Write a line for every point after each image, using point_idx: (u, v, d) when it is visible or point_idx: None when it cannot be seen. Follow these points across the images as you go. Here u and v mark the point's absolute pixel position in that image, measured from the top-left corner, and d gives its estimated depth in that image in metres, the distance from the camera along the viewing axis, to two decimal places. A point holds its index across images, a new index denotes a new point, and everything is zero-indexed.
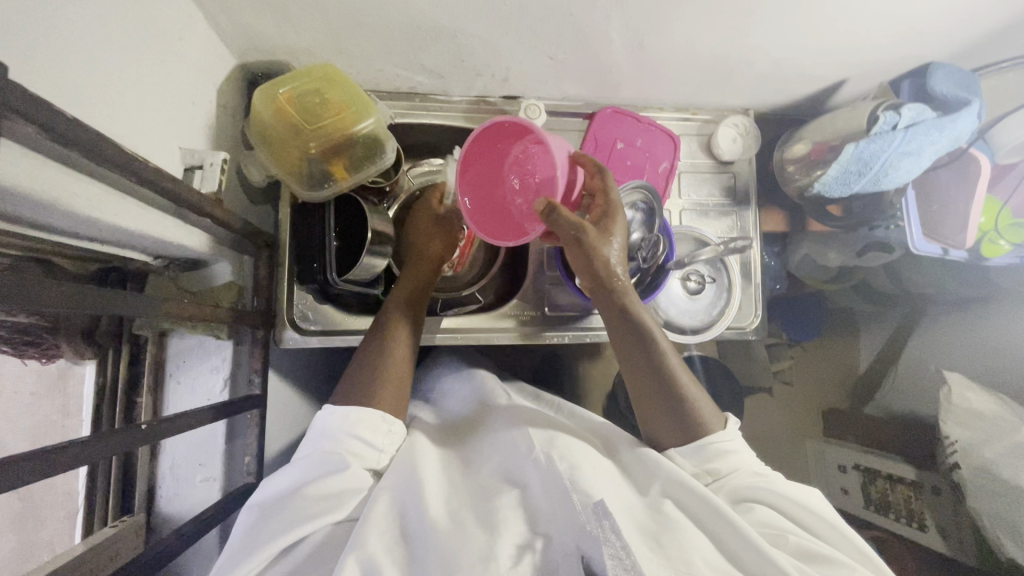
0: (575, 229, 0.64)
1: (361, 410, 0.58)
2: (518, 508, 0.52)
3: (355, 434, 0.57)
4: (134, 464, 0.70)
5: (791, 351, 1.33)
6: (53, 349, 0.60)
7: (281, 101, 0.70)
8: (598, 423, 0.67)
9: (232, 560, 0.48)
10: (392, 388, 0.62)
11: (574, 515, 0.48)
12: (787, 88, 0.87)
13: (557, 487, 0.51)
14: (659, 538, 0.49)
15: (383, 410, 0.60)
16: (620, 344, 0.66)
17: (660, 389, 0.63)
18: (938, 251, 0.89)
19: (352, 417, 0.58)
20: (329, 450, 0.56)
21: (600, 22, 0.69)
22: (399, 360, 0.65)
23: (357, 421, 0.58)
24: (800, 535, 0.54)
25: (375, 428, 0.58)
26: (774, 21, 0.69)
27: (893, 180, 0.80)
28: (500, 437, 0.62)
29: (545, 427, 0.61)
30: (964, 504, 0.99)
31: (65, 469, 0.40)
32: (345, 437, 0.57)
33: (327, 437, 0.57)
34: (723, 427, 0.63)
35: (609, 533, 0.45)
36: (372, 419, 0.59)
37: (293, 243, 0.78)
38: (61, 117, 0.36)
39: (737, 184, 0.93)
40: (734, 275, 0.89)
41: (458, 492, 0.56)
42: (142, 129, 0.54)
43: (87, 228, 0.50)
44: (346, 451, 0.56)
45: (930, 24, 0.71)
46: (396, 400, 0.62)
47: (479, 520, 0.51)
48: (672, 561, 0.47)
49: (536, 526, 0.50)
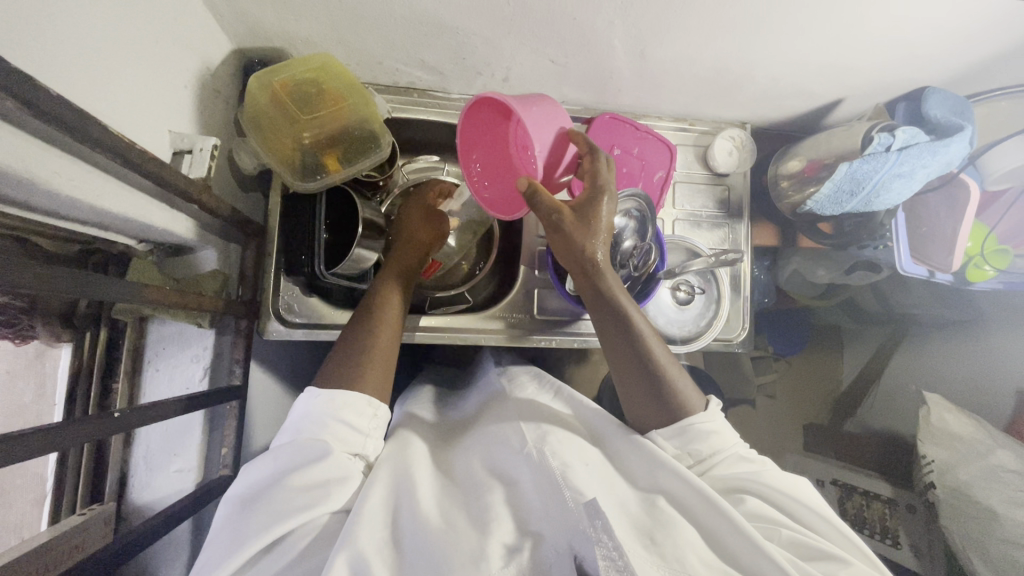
0: (554, 213, 0.65)
1: (346, 394, 0.57)
2: (510, 506, 0.52)
3: (339, 418, 0.56)
4: (107, 452, 0.68)
5: (775, 365, 1.34)
6: (28, 330, 0.58)
7: (277, 89, 0.69)
8: (593, 407, 0.66)
9: (217, 555, 0.46)
10: (379, 369, 0.61)
11: (567, 515, 0.46)
12: (784, 105, 0.88)
13: (551, 486, 0.50)
14: (654, 535, 0.49)
15: (369, 394, 0.59)
16: (601, 330, 0.66)
17: (642, 376, 0.63)
18: (924, 273, 0.90)
19: (335, 401, 0.57)
20: (311, 434, 0.55)
21: (603, 28, 0.69)
22: (386, 340, 0.64)
23: (343, 405, 0.57)
24: (792, 527, 0.54)
25: (360, 412, 0.57)
26: (774, 38, 0.70)
27: (885, 202, 0.81)
28: (495, 433, 0.62)
29: (539, 422, 0.61)
30: (938, 522, 1.01)
31: (35, 454, 0.39)
32: (328, 421, 0.56)
33: (310, 421, 0.56)
34: (704, 409, 0.63)
35: (602, 533, 0.44)
36: (358, 403, 0.57)
37: (282, 233, 0.77)
38: (45, 94, 0.35)
39: (731, 197, 0.94)
40: (723, 287, 0.90)
41: (449, 493, 0.55)
42: (131, 111, 0.52)
43: (67, 209, 0.48)
44: (330, 436, 0.55)
45: (928, 50, 0.72)
46: (382, 386, 0.61)
47: (471, 520, 0.50)
48: (666, 559, 0.46)
49: (528, 525, 0.49)
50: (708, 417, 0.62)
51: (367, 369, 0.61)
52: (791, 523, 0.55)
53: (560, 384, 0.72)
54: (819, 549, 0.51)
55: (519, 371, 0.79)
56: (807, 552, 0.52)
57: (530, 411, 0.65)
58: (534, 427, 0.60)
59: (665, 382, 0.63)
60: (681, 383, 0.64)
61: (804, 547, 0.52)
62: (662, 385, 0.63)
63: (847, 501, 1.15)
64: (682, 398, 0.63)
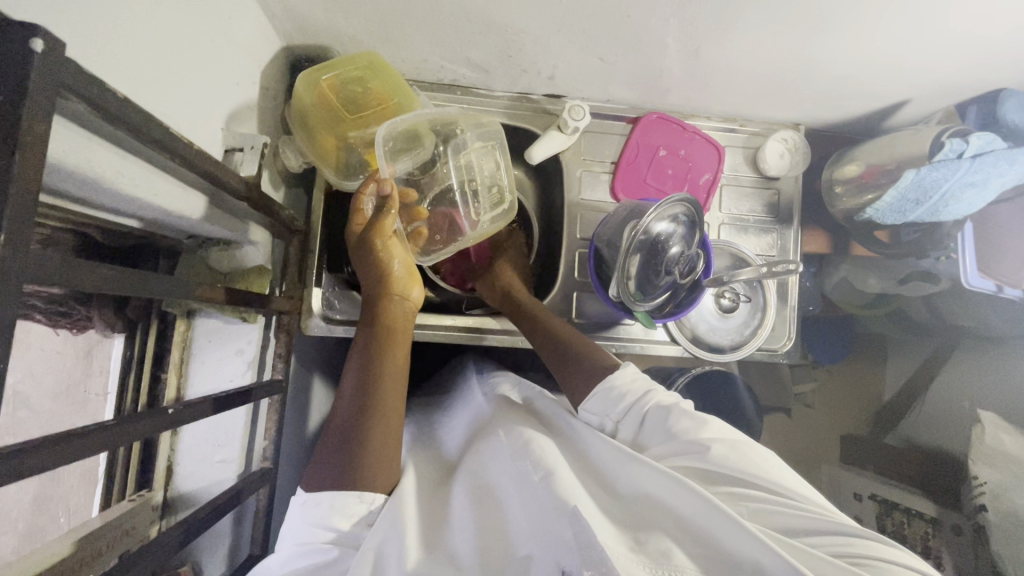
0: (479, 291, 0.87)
1: (335, 496, 0.54)
2: (497, 532, 0.51)
3: (329, 526, 0.52)
4: (155, 441, 0.70)
5: (815, 373, 1.30)
6: (84, 320, 0.61)
7: (324, 87, 0.68)
8: (553, 402, 0.69)
9: None
10: (379, 458, 0.57)
11: (554, 530, 0.46)
12: (843, 106, 0.83)
13: (536, 504, 0.50)
14: (639, 538, 0.46)
15: (363, 487, 0.55)
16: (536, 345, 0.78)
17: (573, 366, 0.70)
18: (990, 288, 0.85)
19: (322, 505, 0.53)
20: (303, 542, 0.52)
21: (658, 25, 0.66)
22: (390, 403, 0.61)
23: (330, 509, 0.53)
24: (754, 496, 0.50)
25: (354, 515, 0.53)
26: (840, 35, 0.66)
27: (953, 213, 0.76)
28: (483, 453, 0.60)
29: (522, 432, 0.60)
30: (988, 546, 0.97)
31: (89, 453, 0.38)
32: (316, 530, 0.52)
33: (302, 523, 0.53)
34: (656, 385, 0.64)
35: (585, 542, 0.43)
36: (347, 500, 0.54)
37: (325, 231, 0.79)
38: (116, 98, 0.35)
39: (781, 201, 0.91)
40: (770, 294, 0.86)
41: (433, 519, 0.55)
42: (187, 109, 0.53)
43: (124, 206, 0.49)
44: (320, 540, 0.52)
45: (1008, 48, 0.67)
46: (384, 473, 0.57)
47: (459, 553, 0.50)
48: (649, 556, 0.44)
49: (515, 551, 0.48)
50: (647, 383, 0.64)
51: (365, 466, 0.56)
52: (751, 492, 0.50)
53: (537, 393, 0.72)
54: (791, 524, 0.47)
55: (499, 380, 0.79)
56: (788, 525, 0.47)
57: (512, 423, 0.63)
58: (518, 439, 0.58)
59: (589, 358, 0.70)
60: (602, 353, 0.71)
61: (776, 520, 0.48)
62: (590, 359, 0.70)
63: (886, 518, 1.12)
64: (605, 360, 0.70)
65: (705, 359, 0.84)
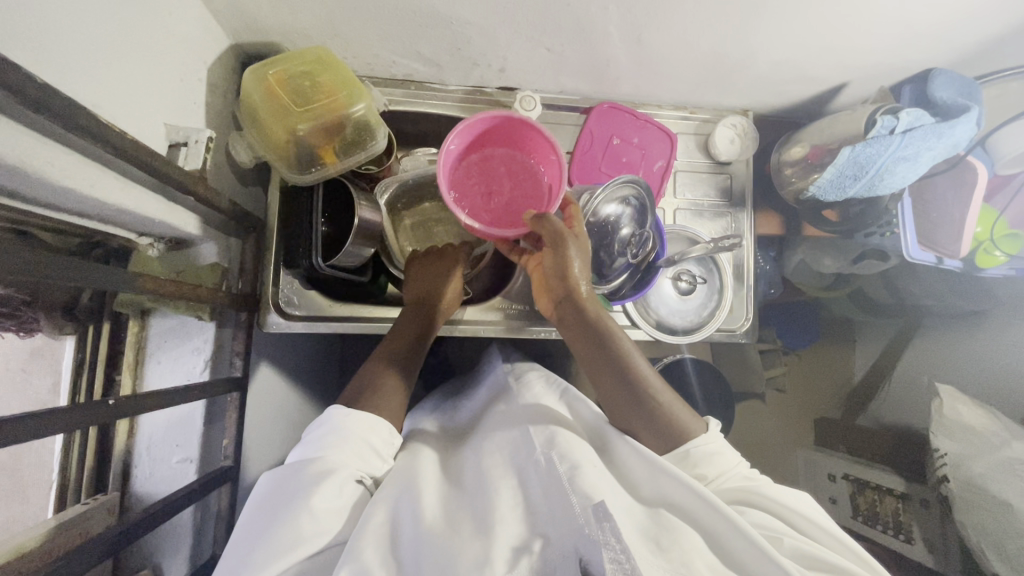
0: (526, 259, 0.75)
1: (374, 420, 0.59)
2: (517, 509, 0.51)
3: (366, 441, 0.58)
4: (110, 441, 0.69)
5: (785, 358, 1.33)
6: (31, 323, 0.60)
7: (272, 82, 0.69)
8: (594, 411, 0.65)
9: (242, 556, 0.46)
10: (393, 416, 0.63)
11: (573, 520, 0.45)
12: (787, 90, 0.86)
13: (555, 491, 0.49)
14: (659, 539, 0.48)
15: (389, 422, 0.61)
16: (579, 355, 0.69)
17: (635, 406, 0.63)
18: (931, 260, 0.88)
19: (365, 423, 0.59)
20: (335, 450, 0.55)
21: (599, 14, 0.68)
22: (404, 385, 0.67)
23: (369, 428, 0.59)
24: (793, 536, 0.53)
25: (381, 439, 0.59)
26: (773, 21, 0.69)
27: (888, 186, 0.80)
28: (499, 440, 0.61)
29: (547, 424, 0.60)
30: (953, 516, 0.99)
31: (29, 438, 0.38)
32: (352, 440, 0.57)
33: (334, 437, 0.57)
34: (705, 431, 0.64)
35: (608, 535, 0.42)
36: (382, 429, 0.60)
37: (281, 227, 0.78)
38: (30, 81, 0.35)
39: (734, 184, 0.93)
40: (726, 276, 0.89)
41: (454, 499, 0.56)
42: (125, 104, 0.53)
43: (58, 198, 0.49)
44: (355, 455, 0.56)
45: (931, 29, 0.70)
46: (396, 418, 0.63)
47: (475, 528, 0.50)
48: (672, 562, 0.45)
49: (536, 527, 0.48)
50: (708, 440, 0.62)
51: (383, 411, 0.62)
52: (789, 530, 0.54)
53: (567, 386, 0.71)
54: (826, 562, 0.50)
55: (526, 369, 0.78)
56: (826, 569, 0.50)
57: (536, 414, 0.63)
58: (542, 429, 0.59)
59: (657, 412, 0.63)
60: (677, 411, 0.64)
61: (811, 559, 0.51)
62: (654, 407, 0.63)
63: (859, 497, 1.14)
64: (682, 427, 0.63)
65: (666, 342, 0.85)
